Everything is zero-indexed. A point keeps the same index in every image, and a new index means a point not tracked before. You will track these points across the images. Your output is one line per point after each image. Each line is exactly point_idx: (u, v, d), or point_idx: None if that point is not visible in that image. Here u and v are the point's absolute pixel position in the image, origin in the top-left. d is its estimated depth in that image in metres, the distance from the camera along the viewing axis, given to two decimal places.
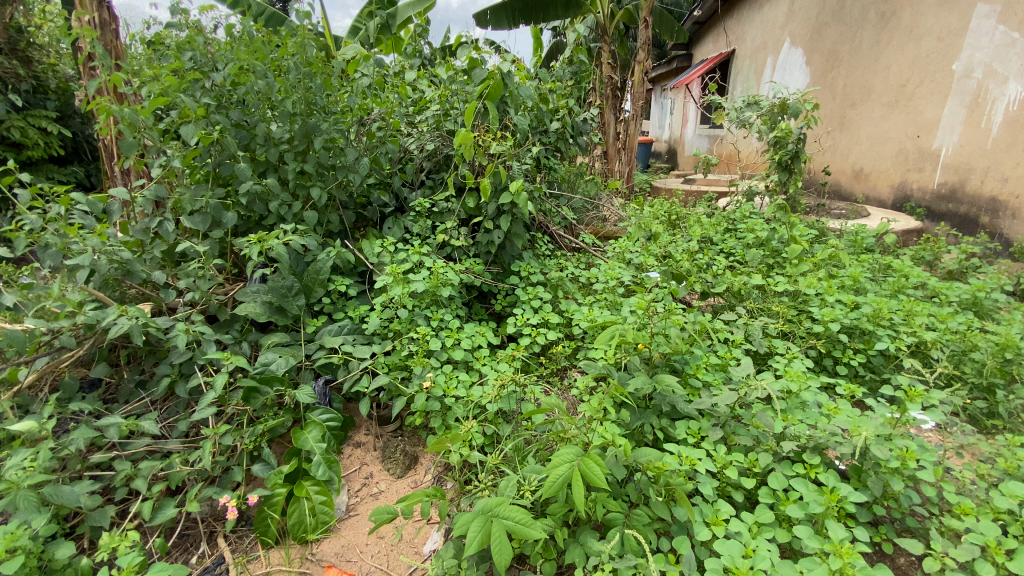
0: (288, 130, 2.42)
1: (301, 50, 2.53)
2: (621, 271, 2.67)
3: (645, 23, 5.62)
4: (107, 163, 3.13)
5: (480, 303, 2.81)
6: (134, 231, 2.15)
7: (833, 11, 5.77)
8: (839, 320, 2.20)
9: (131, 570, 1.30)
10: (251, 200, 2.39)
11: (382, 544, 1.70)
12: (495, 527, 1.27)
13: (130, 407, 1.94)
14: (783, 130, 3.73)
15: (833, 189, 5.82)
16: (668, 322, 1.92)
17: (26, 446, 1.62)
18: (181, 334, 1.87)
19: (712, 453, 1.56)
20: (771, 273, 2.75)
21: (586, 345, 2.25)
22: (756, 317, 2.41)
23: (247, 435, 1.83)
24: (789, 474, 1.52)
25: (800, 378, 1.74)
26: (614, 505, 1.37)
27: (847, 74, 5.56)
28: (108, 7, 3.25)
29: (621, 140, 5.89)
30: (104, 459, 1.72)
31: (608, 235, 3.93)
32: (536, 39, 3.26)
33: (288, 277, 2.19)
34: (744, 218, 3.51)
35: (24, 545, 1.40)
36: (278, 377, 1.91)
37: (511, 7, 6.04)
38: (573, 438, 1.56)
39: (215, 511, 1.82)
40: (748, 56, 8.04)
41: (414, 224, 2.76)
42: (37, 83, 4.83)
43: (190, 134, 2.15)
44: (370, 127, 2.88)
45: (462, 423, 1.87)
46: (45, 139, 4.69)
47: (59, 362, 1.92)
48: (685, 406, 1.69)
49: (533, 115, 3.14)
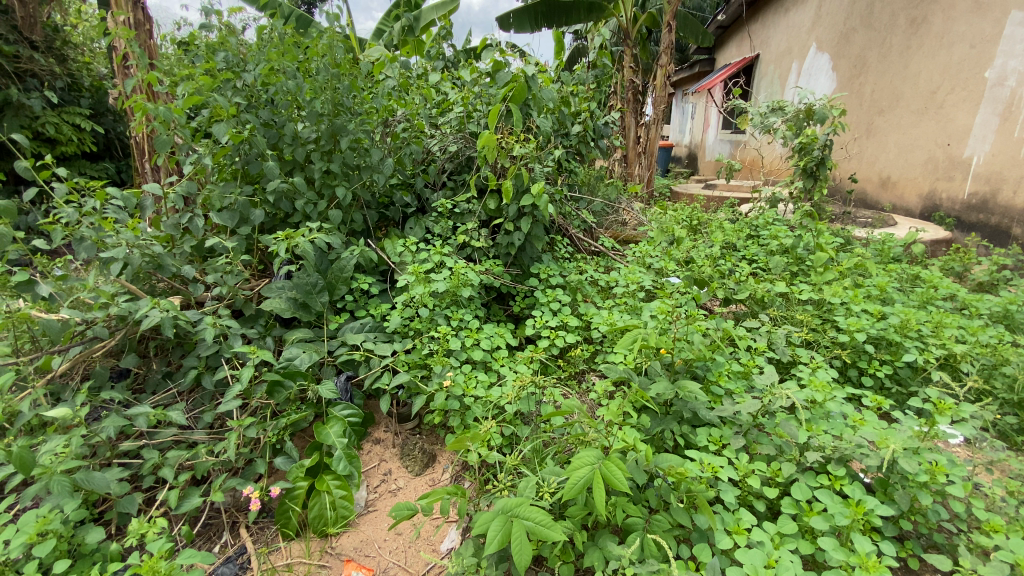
0: (316, 130, 2.46)
1: (329, 52, 2.57)
2: (641, 275, 2.66)
3: (668, 27, 5.61)
4: (140, 159, 3.22)
5: (498, 305, 2.82)
6: (165, 226, 2.20)
7: (862, 16, 5.67)
8: (865, 330, 2.16)
9: (160, 557, 1.33)
10: (278, 198, 2.44)
11: (400, 541, 1.71)
12: (515, 527, 1.27)
13: (159, 397, 2.00)
14: (809, 136, 3.67)
15: (859, 197, 5.73)
16: (689, 328, 1.92)
17: (59, 433, 1.67)
18: (209, 327, 1.92)
19: (734, 461, 1.55)
20: (795, 281, 2.70)
21: (605, 348, 2.25)
22: (780, 325, 2.37)
23: (270, 429, 1.86)
24: (813, 485, 1.50)
25: (826, 388, 1.71)
26: (634, 510, 1.37)
27: (875, 80, 5.47)
28: (142, 8, 3.34)
29: (642, 144, 5.87)
30: (133, 447, 1.76)
31: (628, 239, 3.88)
32: (559, 42, 3.25)
33: (313, 274, 2.23)
34: (766, 224, 3.47)
35: (55, 528, 1.44)
36: (301, 372, 1.93)
37: (534, 10, 6.05)
38: (593, 442, 1.55)
39: (238, 502, 1.85)
40: (772, 61, 7.95)
41: (435, 225, 2.80)
42: (72, 80, 5.00)
43: (221, 133, 2.20)
44: (395, 128, 2.93)
45: (481, 423, 1.88)
46: (78, 135, 4.83)
47: (91, 352, 1.98)
48: (707, 413, 1.67)
49: (555, 117, 3.14)
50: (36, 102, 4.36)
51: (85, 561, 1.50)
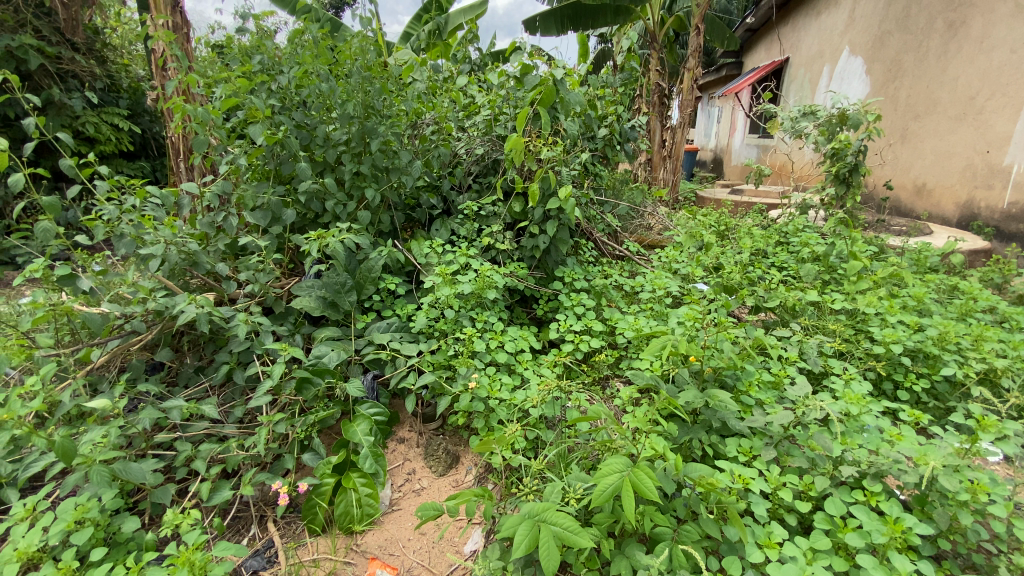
0: (347, 132, 2.50)
1: (361, 55, 2.60)
2: (668, 280, 2.64)
3: (696, 30, 5.54)
4: (175, 159, 3.31)
5: (521, 308, 2.81)
6: (201, 225, 2.26)
7: (898, 19, 5.53)
8: (901, 341, 2.09)
9: (195, 549, 1.36)
10: (309, 199, 2.48)
11: (424, 541, 1.73)
12: (542, 533, 1.27)
13: (191, 391, 2.05)
14: (842, 141, 3.57)
15: (893, 205, 5.58)
16: (719, 336, 1.89)
17: (98, 423, 1.73)
18: (241, 324, 1.96)
19: (764, 473, 1.52)
20: (827, 290, 2.64)
21: (630, 354, 2.22)
22: (811, 334, 2.32)
23: (299, 425, 1.89)
24: (848, 500, 1.46)
25: (862, 400, 1.66)
26: (663, 519, 1.35)
27: (911, 85, 5.32)
28: (181, 12, 3.44)
29: (667, 148, 5.82)
30: (166, 440, 1.81)
31: (653, 244, 3.94)
32: (584, 45, 3.24)
33: (342, 273, 2.27)
34: (797, 231, 3.40)
35: (93, 517, 1.49)
36: (330, 370, 1.96)
37: (561, 13, 6.04)
38: (620, 449, 1.54)
39: (266, 496, 1.88)
40: (802, 64, 7.80)
41: (461, 227, 2.83)
42: (111, 81, 5.18)
43: (256, 134, 2.25)
44: (423, 130, 2.96)
45: (505, 426, 1.88)
46: (116, 135, 4.99)
47: (129, 345, 2.04)
48: (736, 423, 1.64)
49: (581, 121, 3.11)
50: (77, 102, 4.51)
51: (121, 549, 1.55)
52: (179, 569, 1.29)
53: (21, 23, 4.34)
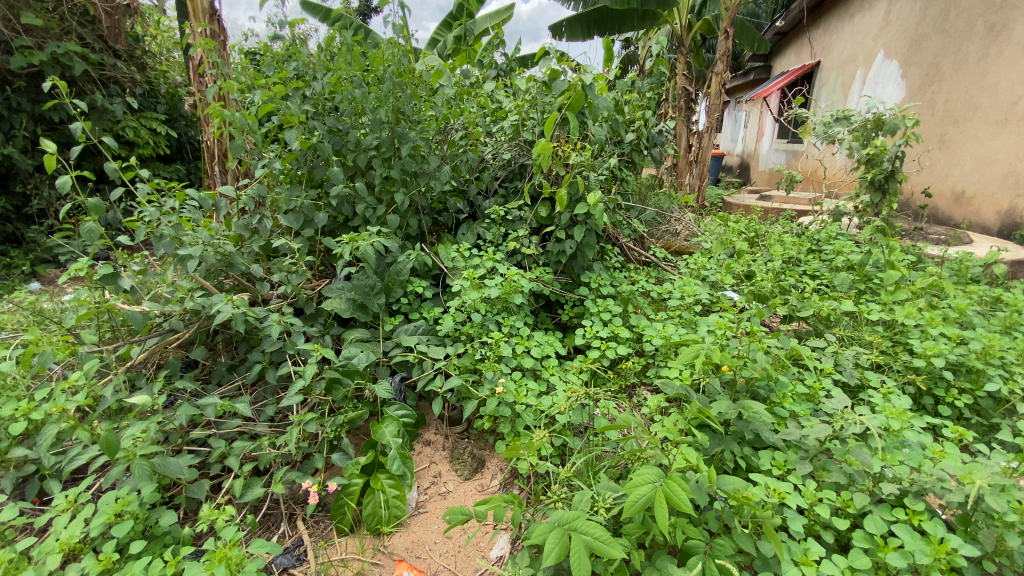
0: (377, 137, 2.54)
1: (393, 62, 2.65)
2: (697, 287, 2.61)
3: (725, 34, 5.47)
4: (210, 162, 3.41)
5: (546, 313, 2.81)
6: (237, 227, 2.31)
7: (935, 22, 5.37)
8: (943, 355, 2.01)
9: (230, 545, 1.38)
10: (340, 203, 2.53)
11: (450, 545, 1.73)
12: (573, 541, 1.26)
13: (224, 389, 2.10)
14: (878, 147, 3.47)
15: (931, 213, 5.40)
16: (752, 346, 1.85)
17: (138, 419, 1.78)
18: (275, 324, 2.00)
19: (800, 487, 1.48)
20: (862, 299, 2.56)
21: (657, 362, 2.19)
22: (847, 346, 2.25)
23: (328, 425, 1.92)
24: (888, 519, 1.41)
25: (903, 415, 1.60)
26: (695, 532, 1.32)
27: (949, 89, 5.15)
28: (218, 20, 3.54)
29: (693, 153, 5.75)
30: (202, 436, 1.86)
31: (680, 250, 3.79)
32: (609, 50, 3.23)
33: (371, 276, 2.30)
34: (829, 239, 3.32)
35: (132, 510, 1.53)
36: (359, 371, 1.98)
37: (587, 19, 5.99)
38: (650, 459, 1.52)
39: (296, 495, 1.91)
40: (834, 68, 7.62)
41: (487, 232, 2.86)
42: (150, 87, 5.37)
43: (291, 139, 2.30)
44: (452, 135, 2.99)
45: (532, 432, 1.88)
46: (155, 139, 5.16)
47: (167, 343, 2.11)
48: (770, 436, 1.61)
49: (609, 126, 3.09)
50: (118, 107, 4.68)
51: (158, 542, 1.58)
52: (217, 565, 1.31)
53: (66, 31, 4.50)
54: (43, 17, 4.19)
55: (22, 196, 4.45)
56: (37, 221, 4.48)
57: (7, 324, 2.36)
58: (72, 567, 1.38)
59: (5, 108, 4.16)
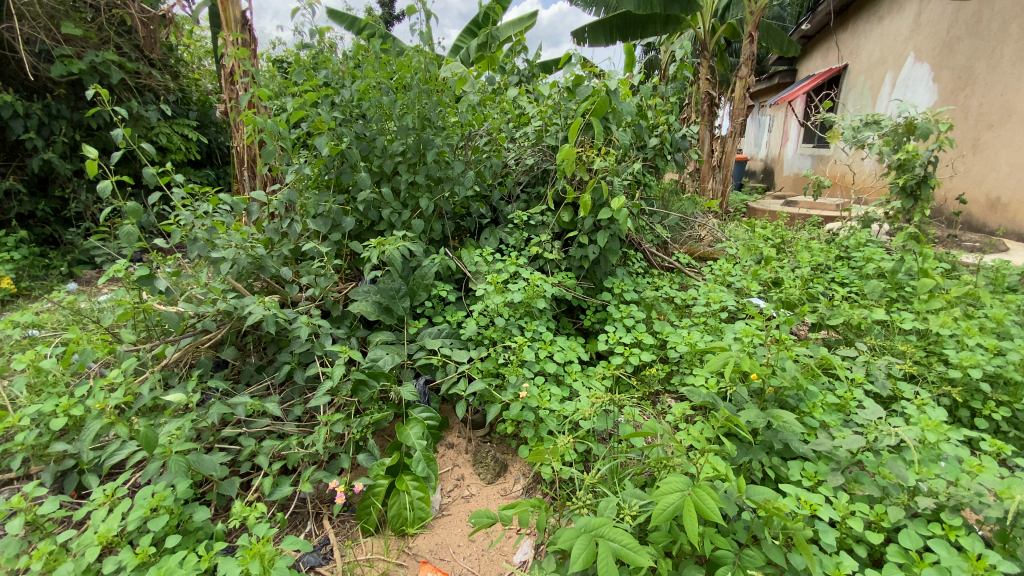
0: (404, 143, 2.58)
1: (420, 69, 2.69)
2: (723, 294, 2.58)
3: (750, 37, 5.42)
4: (240, 167, 3.50)
5: (568, 318, 2.80)
6: (268, 230, 2.37)
7: (969, 24, 5.24)
8: (980, 366, 1.95)
9: (262, 542, 1.41)
10: (367, 208, 2.58)
11: (474, 548, 1.74)
12: (600, 548, 1.25)
13: (254, 389, 2.15)
14: (910, 152, 3.39)
15: (964, 220, 5.26)
16: (780, 354, 1.82)
17: (173, 416, 1.84)
18: (304, 326, 2.04)
19: (831, 499, 1.45)
20: (894, 308, 2.50)
21: (682, 370, 2.17)
22: (878, 355, 2.20)
23: (355, 426, 1.94)
24: (924, 534, 1.38)
25: (940, 427, 1.55)
26: (724, 542, 1.31)
27: (983, 93, 5.00)
28: (250, 29, 3.64)
29: (717, 158, 5.69)
30: (233, 434, 1.91)
31: (704, 256, 3.81)
32: (630, 55, 3.22)
33: (396, 280, 2.35)
34: (859, 245, 3.26)
35: (167, 505, 1.57)
36: (385, 373, 2.02)
37: (609, 24, 6.05)
38: (677, 467, 1.50)
39: (322, 494, 1.94)
40: (862, 71, 7.47)
41: (510, 237, 2.88)
42: (183, 94, 5.55)
43: (322, 145, 2.36)
44: (477, 141, 3.02)
45: (556, 437, 1.88)
46: (186, 145, 5.33)
47: (200, 342, 2.17)
48: (800, 446, 1.58)
49: (632, 131, 3.08)
50: (153, 114, 4.82)
51: (191, 537, 1.63)
52: (250, 561, 1.35)
53: (104, 41, 4.66)
54: (82, 27, 4.35)
55: (61, 199, 4.63)
56: (74, 224, 4.66)
57: (48, 323, 2.45)
58: (111, 560, 1.43)
59: (47, 115, 4.33)
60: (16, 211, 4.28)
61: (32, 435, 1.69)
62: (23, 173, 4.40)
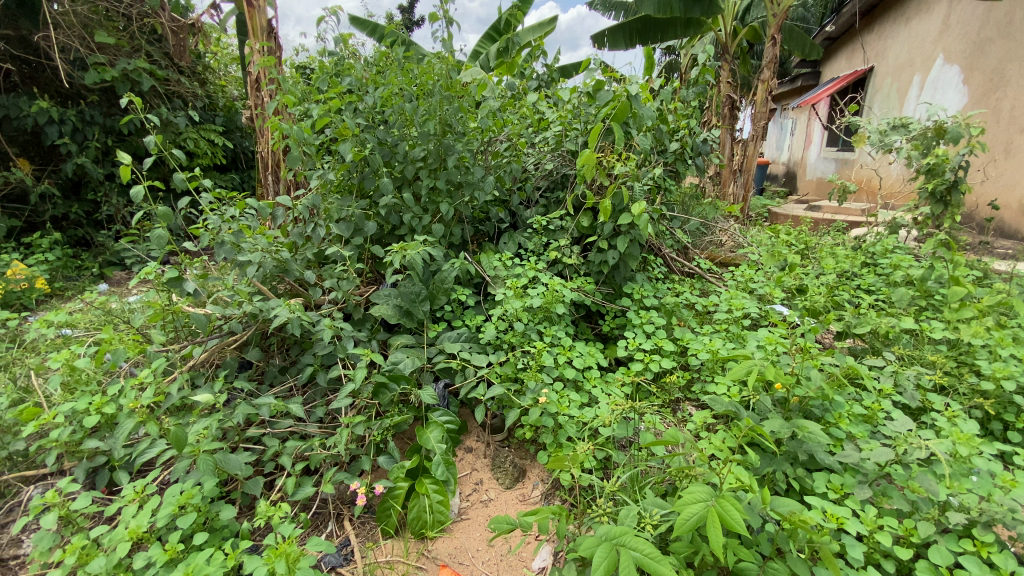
0: (425, 149, 2.61)
1: (442, 76, 2.72)
2: (745, 301, 2.56)
3: (773, 40, 5.34)
4: (264, 171, 3.58)
5: (586, 323, 2.80)
6: (293, 234, 2.42)
7: (1000, 26, 5.10)
8: (1015, 378, 1.89)
9: (286, 542, 1.44)
10: (389, 212, 2.61)
11: (493, 553, 1.75)
12: (622, 556, 1.25)
13: (278, 390, 2.20)
14: (940, 157, 3.31)
15: (997, 226, 5.11)
16: (805, 363, 1.79)
17: (201, 416, 1.88)
18: (327, 329, 2.07)
19: (858, 513, 1.42)
20: (923, 317, 2.44)
21: (703, 377, 2.16)
22: (907, 365, 2.15)
23: (376, 428, 1.97)
24: (954, 550, 1.34)
25: (972, 441, 1.50)
26: (748, 554, 1.29)
27: (1016, 95, 4.86)
28: (276, 37, 3.73)
29: (738, 161, 5.62)
30: (258, 434, 1.95)
31: (726, 261, 3.77)
32: (650, 58, 3.20)
33: (417, 284, 2.37)
34: (886, 251, 3.18)
35: (195, 503, 1.61)
36: (405, 377, 2.03)
37: (629, 28, 6.18)
38: (699, 476, 1.49)
39: (343, 495, 1.97)
40: (889, 73, 7.31)
41: (529, 242, 2.89)
42: (210, 101, 5.71)
43: (346, 151, 2.40)
44: (497, 147, 3.04)
45: (575, 443, 1.88)
46: (213, 151, 5.46)
47: (226, 344, 2.23)
48: (826, 457, 1.55)
49: (652, 135, 3.06)
50: (182, 119, 4.94)
51: (218, 535, 1.66)
52: (276, 560, 1.37)
53: (136, 49, 4.81)
54: (114, 36, 4.49)
55: (93, 202, 4.78)
56: (105, 226, 4.80)
57: (81, 323, 2.54)
58: (142, 555, 1.47)
59: (81, 121, 4.47)
60: (51, 213, 4.43)
61: (67, 433, 1.75)
62: (58, 177, 4.56)
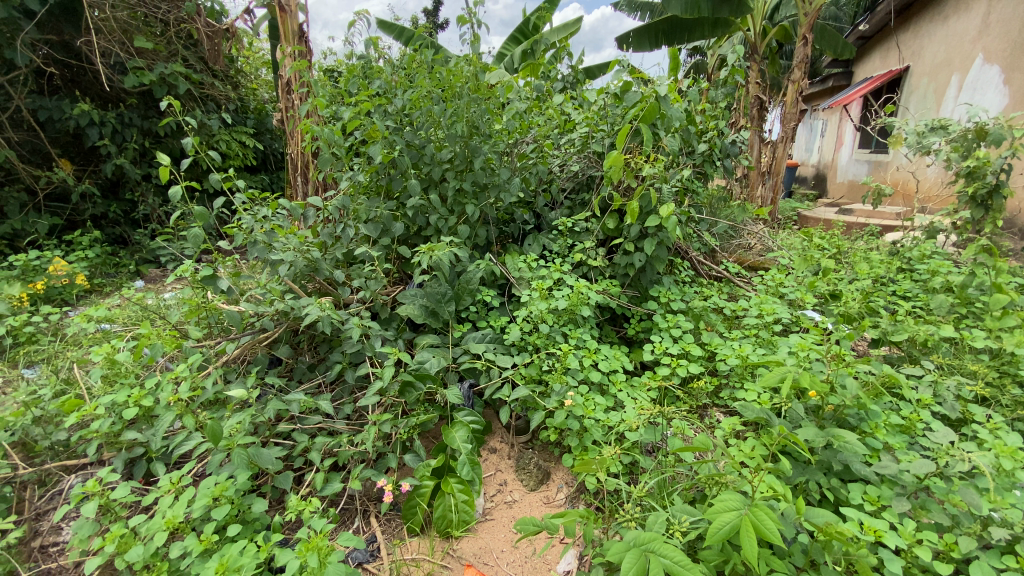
0: (452, 151, 2.62)
1: (470, 78, 2.74)
2: (776, 306, 2.50)
3: (805, 39, 5.21)
4: (294, 173, 3.66)
5: (611, 326, 2.79)
6: (323, 235, 2.47)
7: None
8: None
9: (316, 536, 1.47)
10: (416, 213, 2.63)
11: (518, 555, 1.76)
12: (652, 563, 1.23)
13: (307, 387, 2.25)
14: (981, 159, 3.19)
15: None
16: (840, 371, 1.74)
17: (234, 411, 1.93)
18: (356, 328, 2.10)
19: (896, 526, 1.38)
20: (963, 325, 2.36)
21: (732, 383, 2.13)
22: (947, 375, 2.07)
23: (402, 426, 1.99)
24: (997, 567, 1.29)
25: (1018, 454, 1.44)
26: (781, 564, 1.27)
27: None
28: (306, 40, 3.80)
29: (766, 163, 5.52)
30: (288, 430, 1.99)
31: (754, 265, 3.69)
32: (677, 59, 3.17)
33: (443, 284, 2.38)
34: (923, 257, 3.09)
35: (229, 495, 1.66)
36: (431, 376, 2.05)
37: (655, 29, 6.12)
38: (730, 484, 1.47)
39: (369, 492, 1.99)
40: (926, 73, 7.07)
41: (554, 243, 2.90)
42: (242, 103, 5.87)
43: (375, 153, 2.44)
44: (524, 148, 3.04)
45: (601, 446, 1.88)
46: (245, 152, 5.60)
47: (258, 340, 2.28)
48: (862, 468, 1.51)
49: (681, 137, 3.02)
50: (215, 122, 5.08)
51: (250, 527, 1.70)
52: (308, 553, 1.40)
53: (173, 54, 4.97)
54: (152, 41, 4.64)
55: (130, 202, 4.95)
56: (141, 225, 4.97)
57: (119, 318, 2.62)
58: (178, 545, 1.51)
59: (120, 123, 4.65)
60: (90, 212, 4.61)
61: (107, 424, 1.81)
62: (97, 177, 4.74)
